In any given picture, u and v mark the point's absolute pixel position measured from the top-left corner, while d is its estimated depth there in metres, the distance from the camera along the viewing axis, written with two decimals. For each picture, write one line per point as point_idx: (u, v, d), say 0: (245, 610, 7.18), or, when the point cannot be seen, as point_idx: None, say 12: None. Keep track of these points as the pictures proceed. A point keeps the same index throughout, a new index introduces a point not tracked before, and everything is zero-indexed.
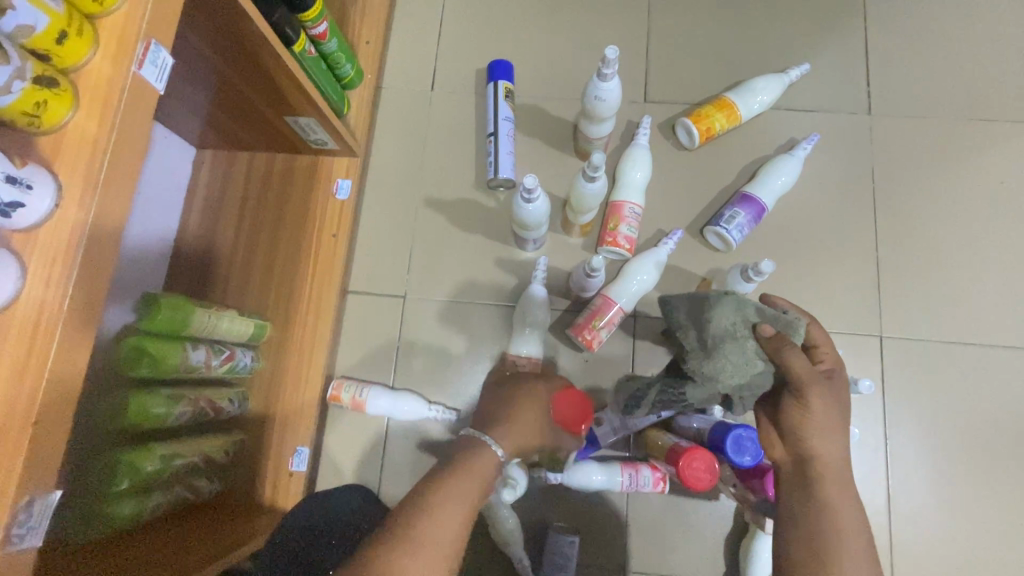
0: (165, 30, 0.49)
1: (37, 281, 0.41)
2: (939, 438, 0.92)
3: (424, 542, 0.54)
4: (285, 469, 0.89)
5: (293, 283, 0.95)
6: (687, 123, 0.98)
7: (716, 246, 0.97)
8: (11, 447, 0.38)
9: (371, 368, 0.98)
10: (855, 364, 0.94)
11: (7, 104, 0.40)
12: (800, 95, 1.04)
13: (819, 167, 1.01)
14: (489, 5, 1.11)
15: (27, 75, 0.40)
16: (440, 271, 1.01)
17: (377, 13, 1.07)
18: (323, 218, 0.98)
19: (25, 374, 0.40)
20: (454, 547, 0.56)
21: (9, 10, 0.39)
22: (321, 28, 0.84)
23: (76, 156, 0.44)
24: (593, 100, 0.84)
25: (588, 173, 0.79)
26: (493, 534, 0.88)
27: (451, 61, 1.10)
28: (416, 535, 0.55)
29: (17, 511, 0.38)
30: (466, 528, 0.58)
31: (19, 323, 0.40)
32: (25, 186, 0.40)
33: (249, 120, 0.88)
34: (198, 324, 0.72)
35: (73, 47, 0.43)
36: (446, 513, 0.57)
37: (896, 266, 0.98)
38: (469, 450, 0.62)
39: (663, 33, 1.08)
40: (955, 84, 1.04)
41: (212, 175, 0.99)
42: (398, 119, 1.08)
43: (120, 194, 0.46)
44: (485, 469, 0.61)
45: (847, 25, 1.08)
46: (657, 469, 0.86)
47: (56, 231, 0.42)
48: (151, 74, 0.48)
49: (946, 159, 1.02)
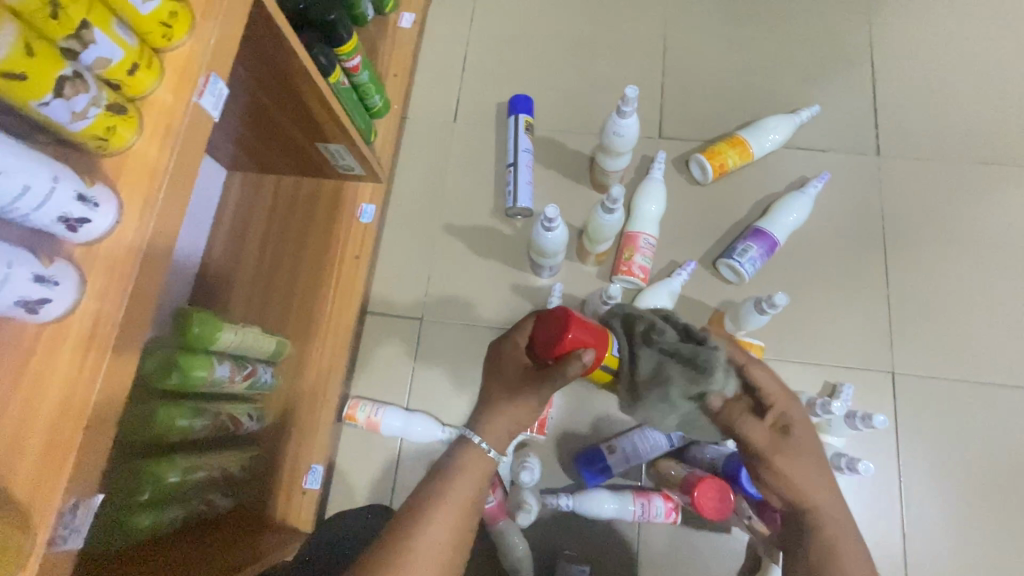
0: (223, 63, 0.53)
1: (95, 293, 0.44)
2: (954, 477, 0.92)
3: (422, 546, 0.55)
4: (299, 487, 0.89)
5: (313, 303, 0.97)
6: (701, 159, 1.02)
7: (728, 278, 0.99)
8: (63, 449, 0.40)
9: (386, 389, 1.00)
10: (867, 399, 0.95)
11: (82, 128, 0.42)
12: (810, 135, 1.08)
13: (830, 204, 1.04)
14: (512, 43, 1.17)
15: (101, 103, 0.43)
16: (457, 295, 1.04)
17: (405, 48, 1.12)
18: (346, 240, 1.01)
19: (79, 380, 0.42)
20: (452, 548, 0.57)
21: (91, 45, 0.42)
22: (355, 61, 0.89)
23: (139, 178, 0.47)
24: (612, 134, 0.88)
25: (606, 205, 0.82)
26: (502, 560, 0.87)
27: (474, 95, 1.15)
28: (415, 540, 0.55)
29: (63, 512, 0.40)
30: (462, 531, 0.58)
31: (77, 331, 0.42)
32: (93, 205, 0.42)
33: (282, 144, 0.92)
34: (225, 341, 0.74)
35: (141, 78, 0.47)
36: (442, 516, 0.57)
37: (907, 303, 0.99)
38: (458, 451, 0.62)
39: (678, 73, 1.12)
40: (960, 128, 1.08)
41: (241, 196, 1.02)
42: (421, 148, 1.12)
43: (175, 213, 0.49)
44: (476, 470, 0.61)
45: (855, 71, 1.12)
46: (669, 499, 0.87)
47: (115, 246, 0.45)
48: (209, 103, 0.51)
49: (954, 200, 1.04)
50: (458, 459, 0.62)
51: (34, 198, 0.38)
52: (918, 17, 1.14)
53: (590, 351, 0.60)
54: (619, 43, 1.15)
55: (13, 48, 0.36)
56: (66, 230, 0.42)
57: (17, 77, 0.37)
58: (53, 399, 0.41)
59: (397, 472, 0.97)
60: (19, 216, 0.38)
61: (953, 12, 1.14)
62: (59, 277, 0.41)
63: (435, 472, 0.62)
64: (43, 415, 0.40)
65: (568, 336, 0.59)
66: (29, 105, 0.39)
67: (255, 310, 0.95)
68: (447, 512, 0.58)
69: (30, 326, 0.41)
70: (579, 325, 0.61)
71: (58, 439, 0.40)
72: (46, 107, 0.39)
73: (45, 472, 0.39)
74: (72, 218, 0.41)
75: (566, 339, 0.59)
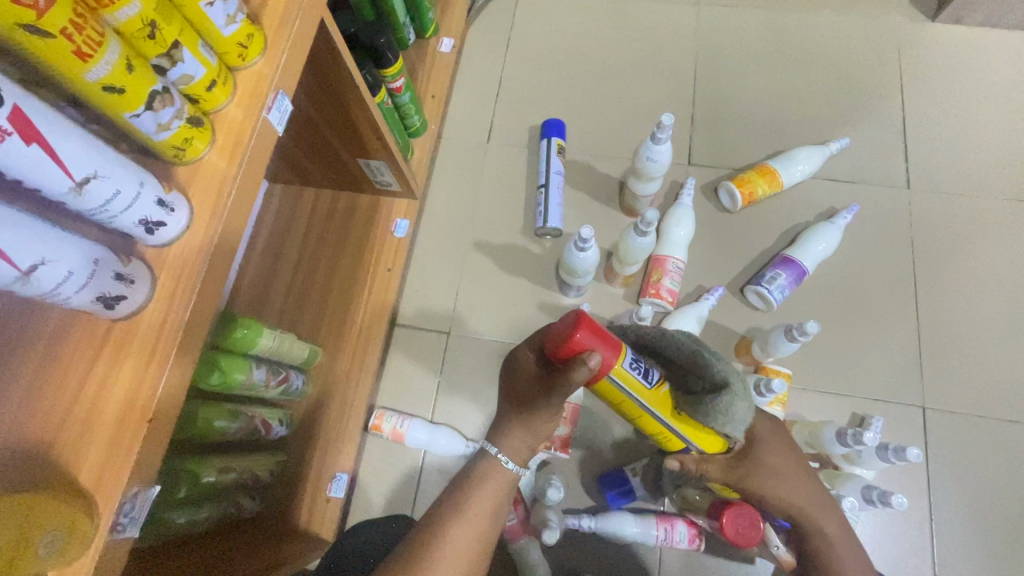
0: (289, 83, 0.57)
1: (163, 293, 0.46)
2: (989, 518, 0.89)
3: (445, 554, 0.56)
4: (323, 494, 0.90)
5: (345, 313, 0.99)
6: (730, 187, 1.04)
7: (756, 305, 0.99)
8: (128, 439, 0.42)
9: (411, 401, 1.01)
10: (897, 433, 0.93)
11: (165, 138, 0.46)
12: (839, 167, 1.09)
13: (858, 235, 1.05)
14: (546, 70, 1.21)
15: (183, 116, 0.46)
16: (484, 311, 1.05)
17: (444, 71, 1.16)
18: (380, 253, 1.04)
19: (146, 374, 0.44)
20: (472, 558, 0.57)
21: (178, 63, 0.45)
22: (398, 83, 0.93)
23: (209, 187, 0.50)
24: (645, 160, 0.90)
25: (640, 227, 0.84)
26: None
27: (507, 118, 1.18)
28: (438, 548, 0.56)
29: (125, 500, 0.42)
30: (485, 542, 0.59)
31: (146, 329, 0.45)
32: (169, 210, 0.45)
33: (324, 159, 0.96)
34: (263, 345, 0.76)
35: (217, 94, 0.50)
36: (466, 527, 0.57)
37: (938, 338, 0.98)
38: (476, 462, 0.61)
39: (708, 103, 1.15)
40: (992, 164, 1.08)
41: (280, 206, 1.06)
42: (454, 167, 1.16)
43: (237, 220, 0.52)
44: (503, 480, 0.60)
45: (884, 106, 1.13)
46: (692, 525, 0.86)
47: (184, 249, 0.47)
48: (275, 118, 0.55)
49: (987, 236, 1.04)
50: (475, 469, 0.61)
51: (122, 201, 0.40)
52: (949, 56, 1.16)
53: (597, 356, 0.54)
54: (651, 73, 1.18)
55: (116, 64, 0.39)
56: (144, 232, 0.44)
57: (116, 91, 0.40)
58: (122, 392, 0.43)
59: (419, 484, 0.97)
60: (107, 218, 0.41)
61: (985, 51, 1.16)
62: (135, 276, 0.44)
63: (459, 482, 0.61)
64: (110, 406, 0.42)
65: (575, 335, 0.54)
66: (122, 116, 0.42)
67: (288, 317, 0.98)
68: (481, 512, 0.59)
69: (103, 322, 0.44)
70: (592, 325, 0.55)
71: (124, 428, 0.42)
72: (137, 119, 0.42)
73: (111, 461, 0.41)
74: (151, 221, 0.44)
75: (572, 338, 0.54)
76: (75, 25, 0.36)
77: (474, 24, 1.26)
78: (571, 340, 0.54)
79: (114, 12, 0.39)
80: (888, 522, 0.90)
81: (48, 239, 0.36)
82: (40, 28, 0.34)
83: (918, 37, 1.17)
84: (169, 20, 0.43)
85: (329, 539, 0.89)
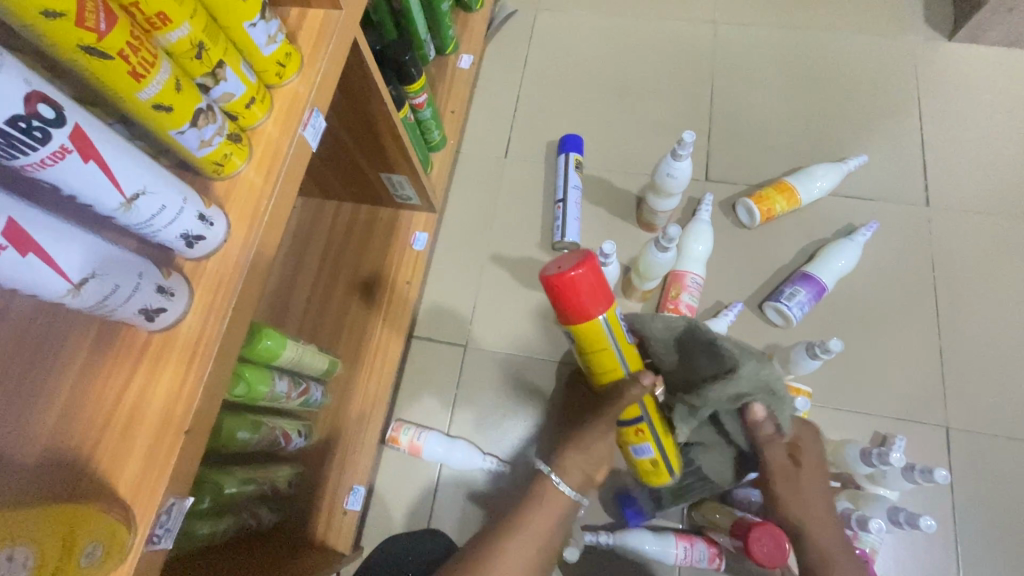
0: (324, 100, 0.58)
1: (201, 305, 0.47)
2: (1018, 544, 0.87)
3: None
4: (341, 507, 0.91)
5: (364, 326, 1.00)
6: (748, 203, 1.04)
7: (774, 321, 0.99)
8: (166, 449, 0.43)
9: (428, 414, 1.01)
10: (920, 454, 0.92)
11: (205, 154, 0.47)
12: (857, 184, 1.09)
13: (877, 252, 1.04)
14: (564, 86, 1.22)
15: (223, 132, 0.47)
16: (502, 324, 1.06)
17: (463, 87, 1.18)
18: (399, 266, 1.05)
19: (184, 386, 0.44)
20: None
21: (222, 81, 0.46)
22: (421, 98, 0.94)
23: (246, 201, 0.51)
24: (664, 176, 0.91)
25: (661, 243, 0.84)
26: None
27: (525, 133, 1.20)
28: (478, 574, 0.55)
29: (161, 511, 0.42)
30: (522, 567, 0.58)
31: (184, 341, 0.46)
32: (209, 224, 0.46)
33: (347, 173, 0.97)
34: (285, 357, 0.76)
35: (254, 111, 0.51)
36: (508, 554, 0.57)
37: (961, 357, 0.97)
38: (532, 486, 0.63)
39: (725, 120, 1.16)
40: (1012, 183, 1.08)
41: (301, 218, 1.07)
42: (473, 181, 1.17)
43: (273, 234, 0.53)
44: (551, 502, 0.61)
45: (902, 124, 1.14)
46: (712, 544, 0.85)
47: (222, 262, 0.48)
48: (310, 135, 0.56)
49: (1009, 255, 1.03)
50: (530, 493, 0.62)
51: (167, 216, 0.41)
52: (966, 74, 1.16)
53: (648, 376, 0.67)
54: (667, 90, 1.19)
55: (166, 83, 0.40)
56: (184, 246, 0.45)
57: (164, 109, 0.41)
58: (159, 403, 0.44)
59: (436, 499, 0.97)
60: (151, 232, 0.42)
61: (1002, 70, 1.16)
62: (175, 289, 0.44)
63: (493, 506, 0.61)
64: (148, 417, 0.43)
65: (570, 271, 0.57)
66: (168, 133, 0.43)
67: (308, 328, 0.98)
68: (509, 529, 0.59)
69: (143, 334, 0.45)
70: (591, 269, 0.57)
71: (161, 440, 0.43)
72: (182, 136, 0.44)
73: (148, 473, 0.42)
74: (192, 235, 0.45)
75: (567, 276, 0.57)
76: (130, 46, 0.37)
77: (492, 41, 1.29)
78: (565, 277, 0.57)
79: (165, 34, 0.40)
80: (915, 546, 0.88)
81: (99, 253, 0.36)
82: (100, 50, 0.35)
83: (934, 56, 1.18)
84: (215, 40, 0.44)
85: (347, 553, 0.89)
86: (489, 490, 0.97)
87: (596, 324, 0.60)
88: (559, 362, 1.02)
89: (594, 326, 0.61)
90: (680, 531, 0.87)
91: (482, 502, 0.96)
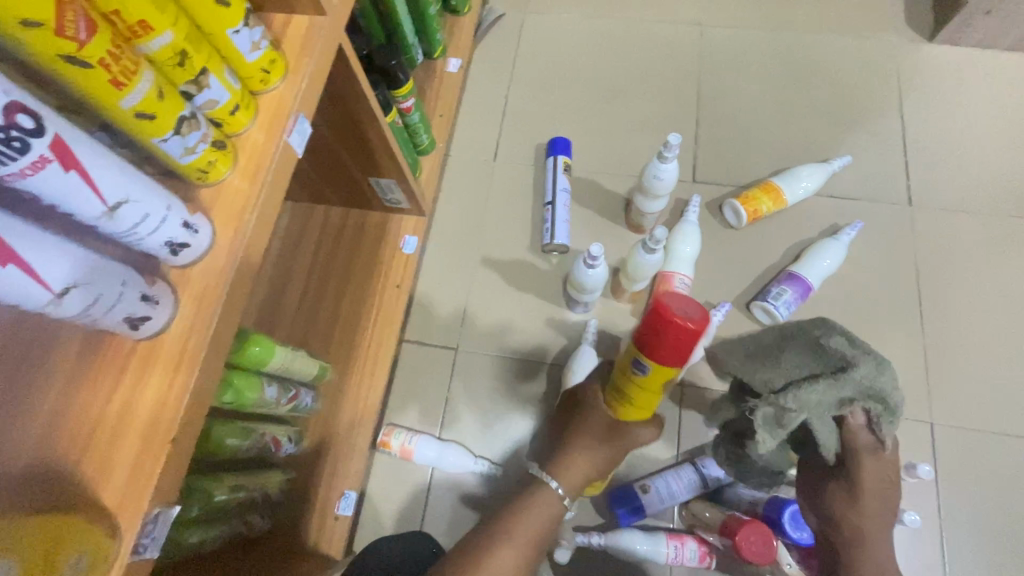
0: (310, 106, 0.58)
1: (187, 312, 0.47)
2: (1002, 537, 0.89)
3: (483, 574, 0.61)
4: (331, 512, 0.90)
5: (354, 330, 1.00)
6: (734, 204, 1.05)
7: (762, 321, 1.00)
8: (151, 459, 0.42)
9: (420, 418, 1.01)
10: (906, 449, 0.93)
11: (190, 161, 0.47)
12: (841, 184, 1.11)
13: (861, 251, 1.06)
14: (552, 89, 1.23)
15: (208, 139, 0.48)
16: (493, 327, 1.06)
17: (451, 91, 1.18)
18: (389, 269, 1.04)
19: (170, 395, 0.44)
20: None
21: (205, 88, 0.46)
22: (408, 103, 0.94)
23: (231, 208, 0.51)
24: (651, 178, 0.92)
25: (648, 245, 0.85)
26: None
27: (514, 136, 1.20)
28: None
29: (147, 522, 0.41)
30: None
31: (169, 349, 0.45)
32: (194, 231, 0.46)
33: (335, 177, 0.97)
34: (275, 362, 0.76)
35: (239, 118, 0.51)
36: None
37: (944, 354, 0.99)
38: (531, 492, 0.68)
39: (711, 122, 1.17)
40: (991, 182, 1.10)
41: (291, 223, 1.07)
42: (462, 185, 1.17)
43: (260, 240, 0.53)
44: (547, 507, 0.67)
45: (884, 124, 1.15)
46: (703, 543, 0.85)
47: (208, 269, 0.48)
48: (296, 141, 0.56)
49: (991, 253, 1.05)
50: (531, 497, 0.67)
51: (150, 223, 0.41)
52: (946, 76, 1.18)
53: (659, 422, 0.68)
54: (654, 92, 1.20)
55: (149, 91, 0.40)
56: (169, 253, 0.45)
57: (148, 117, 0.41)
58: (145, 412, 0.43)
59: (428, 503, 0.97)
60: (135, 240, 0.42)
61: (981, 72, 1.18)
62: (160, 297, 0.44)
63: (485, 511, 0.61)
64: (133, 427, 0.43)
65: (686, 322, 0.45)
66: (151, 141, 0.43)
67: (299, 333, 0.98)
68: None
69: (128, 342, 0.45)
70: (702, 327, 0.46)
71: (147, 449, 0.42)
72: (165, 143, 0.43)
73: (134, 483, 0.41)
74: (176, 243, 0.45)
75: (675, 324, 0.45)
76: (112, 55, 0.37)
77: (480, 44, 1.29)
78: (672, 324, 0.46)
79: (147, 42, 0.40)
80: (902, 541, 0.89)
81: (81, 263, 0.36)
82: (80, 58, 0.35)
83: (915, 58, 1.20)
84: (198, 48, 0.44)
85: (339, 559, 0.88)
86: (482, 493, 0.97)
87: (658, 370, 0.51)
88: (550, 364, 1.03)
89: (657, 371, 0.51)
90: (672, 530, 0.88)
91: (475, 504, 0.96)
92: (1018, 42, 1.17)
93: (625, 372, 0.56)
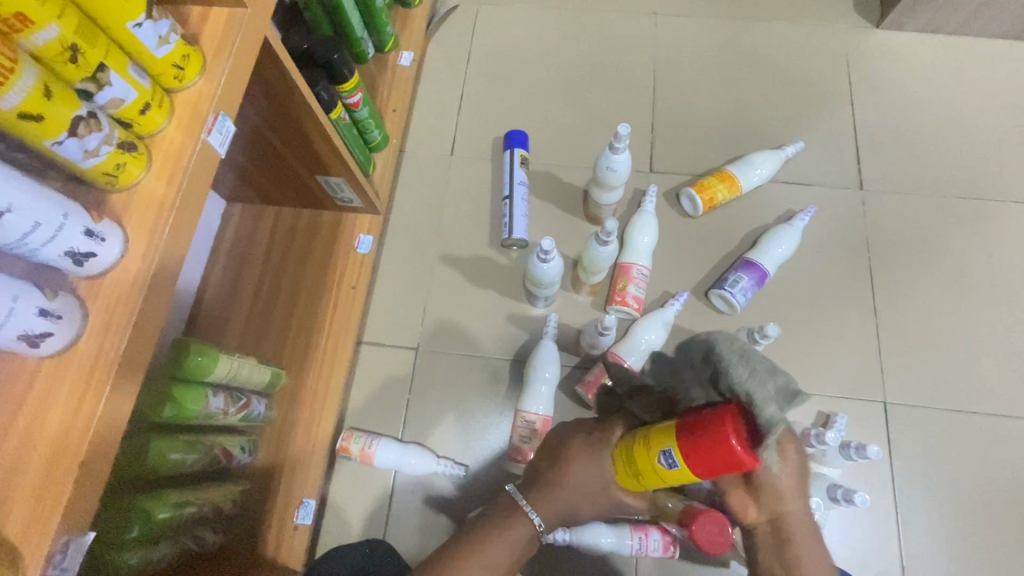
0: (233, 102, 0.55)
1: (98, 326, 0.44)
2: (952, 509, 0.91)
3: None
4: (290, 522, 0.88)
5: (309, 334, 0.97)
6: (691, 193, 1.05)
7: (720, 309, 1.00)
8: (58, 482, 0.40)
9: (380, 420, 0.99)
10: (861, 429, 0.95)
11: (94, 165, 0.44)
12: (795, 170, 1.12)
13: (815, 236, 1.07)
14: (507, 81, 1.21)
15: (114, 141, 0.44)
16: (452, 325, 1.04)
17: (405, 85, 1.15)
18: (344, 270, 1.01)
19: (79, 413, 0.42)
20: None
21: (106, 86, 0.43)
22: (355, 98, 0.91)
23: (146, 213, 0.48)
24: (605, 169, 0.91)
25: (601, 237, 0.85)
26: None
27: (470, 130, 1.18)
28: None
29: (54, 550, 0.39)
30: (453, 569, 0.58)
31: (77, 365, 0.43)
32: (100, 239, 0.43)
33: (282, 176, 0.93)
34: (219, 372, 0.72)
35: (152, 117, 0.48)
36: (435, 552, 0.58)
37: (896, 335, 1.01)
38: (506, 519, 0.68)
39: (668, 112, 1.17)
40: (938, 165, 1.12)
41: (240, 226, 1.03)
42: (418, 181, 1.15)
43: (179, 246, 0.50)
44: (520, 538, 0.67)
45: (835, 110, 1.17)
46: (666, 532, 0.86)
47: (119, 279, 0.46)
48: (217, 140, 0.53)
49: (938, 233, 1.07)
50: (509, 525, 0.67)
51: (43, 234, 0.38)
52: (894, 61, 1.20)
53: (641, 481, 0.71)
54: (610, 83, 1.20)
55: (33, 90, 0.37)
56: (72, 265, 0.42)
57: (33, 118, 0.38)
58: (52, 432, 0.41)
59: (391, 507, 0.95)
60: (28, 251, 0.39)
61: (926, 56, 1.20)
62: (64, 311, 0.41)
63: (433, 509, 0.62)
64: (39, 448, 0.41)
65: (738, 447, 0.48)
66: (44, 144, 0.40)
67: (251, 340, 0.95)
68: None
69: (32, 360, 0.42)
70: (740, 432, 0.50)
71: (53, 472, 0.40)
72: (60, 146, 0.41)
73: (41, 507, 0.39)
74: (79, 252, 0.42)
75: (727, 445, 0.48)
76: None
77: (434, 36, 1.26)
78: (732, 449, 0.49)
79: (29, 36, 0.37)
80: (857, 518, 0.91)
81: None
82: None
83: (864, 43, 1.22)
84: (92, 42, 0.41)
85: (299, 568, 0.87)
86: (446, 493, 0.96)
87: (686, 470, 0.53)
88: (513, 360, 1.02)
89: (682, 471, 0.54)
90: (635, 524, 0.87)
91: (439, 505, 0.95)
92: (961, 26, 1.20)
93: (648, 445, 0.57)
